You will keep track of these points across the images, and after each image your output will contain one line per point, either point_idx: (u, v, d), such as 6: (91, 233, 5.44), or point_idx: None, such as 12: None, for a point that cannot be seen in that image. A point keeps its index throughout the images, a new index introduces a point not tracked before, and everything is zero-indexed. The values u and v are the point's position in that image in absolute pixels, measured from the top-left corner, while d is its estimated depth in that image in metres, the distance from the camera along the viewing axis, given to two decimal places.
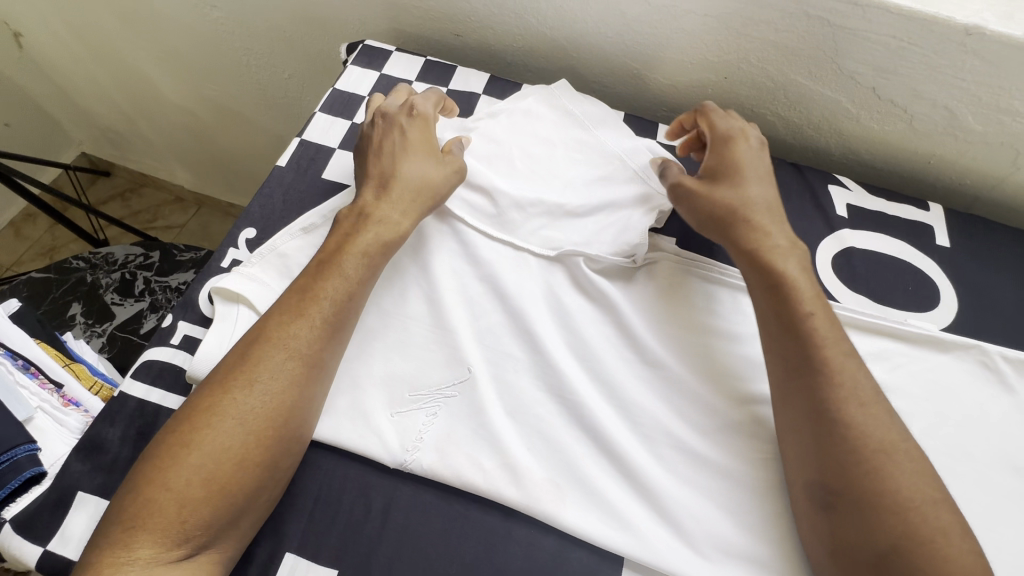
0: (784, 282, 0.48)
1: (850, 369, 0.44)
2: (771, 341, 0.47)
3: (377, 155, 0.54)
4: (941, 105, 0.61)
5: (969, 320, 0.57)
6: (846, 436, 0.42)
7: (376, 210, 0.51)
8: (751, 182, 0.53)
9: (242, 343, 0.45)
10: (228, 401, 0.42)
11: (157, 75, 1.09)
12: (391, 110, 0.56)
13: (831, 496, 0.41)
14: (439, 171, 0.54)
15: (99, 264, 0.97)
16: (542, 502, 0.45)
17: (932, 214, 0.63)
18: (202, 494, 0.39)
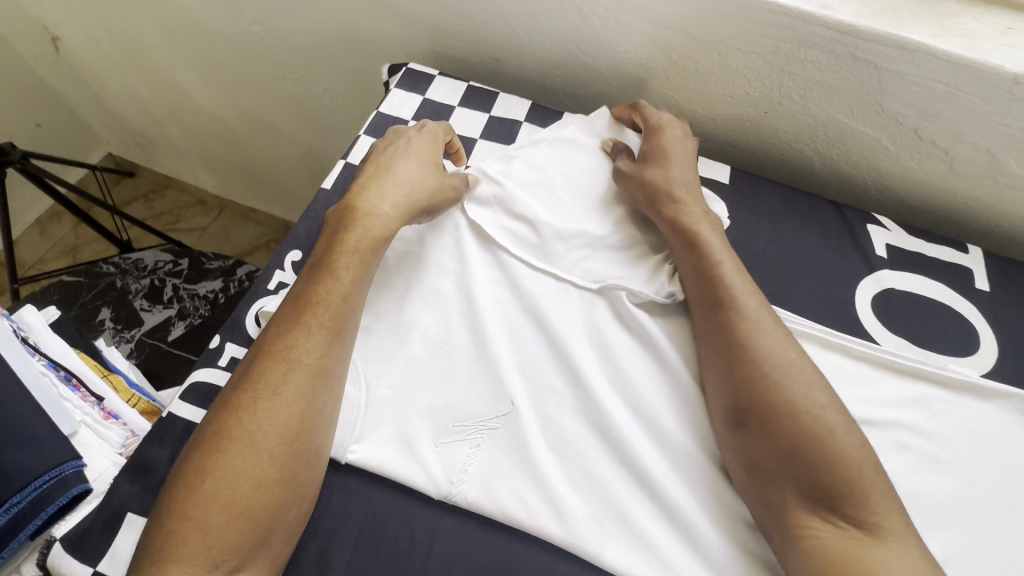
0: (714, 265, 0.53)
1: (760, 325, 0.49)
2: (716, 352, 0.50)
3: (377, 161, 0.57)
4: (983, 149, 0.62)
5: (1009, 367, 0.57)
6: (757, 380, 0.47)
7: (364, 206, 0.52)
8: (674, 166, 0.59)
9: (245, 362, 0.46)
10: (235, 421, 0.42)
11: (192, 83, 1.10)
12: (403, 128, 0.60)
13: (750, 439, 0.46)
14: (437, 178, 0.56)
15: (128, 269, 0.98)
16: (585, 539, 0.45)
17: (972, 257, 0.63)
18: (224, 518, 0.39)
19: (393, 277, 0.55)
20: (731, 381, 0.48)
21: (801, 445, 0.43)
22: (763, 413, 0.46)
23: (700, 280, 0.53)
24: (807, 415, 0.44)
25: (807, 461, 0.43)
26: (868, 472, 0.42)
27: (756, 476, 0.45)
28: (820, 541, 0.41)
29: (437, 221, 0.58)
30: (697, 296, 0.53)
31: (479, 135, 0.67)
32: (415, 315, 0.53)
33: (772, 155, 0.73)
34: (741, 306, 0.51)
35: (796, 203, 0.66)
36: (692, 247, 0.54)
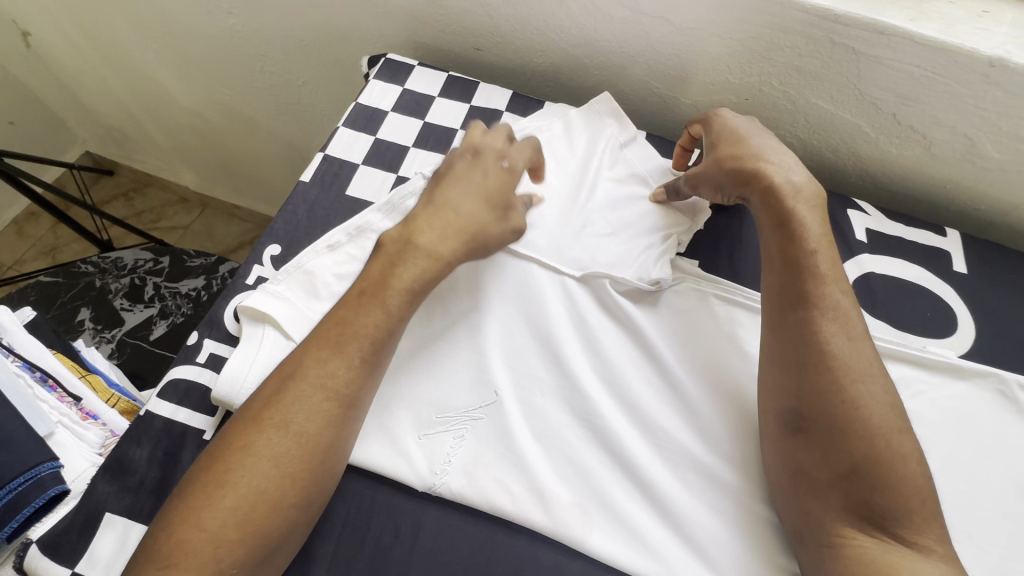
0: (807, 256, 0.49)
1: (845, 331, 0.46)
2: (787, 350, 0.47)
3: (454, 185, 0.52)
4: (960, 133, 0.62)
5: (985, 347, 0.57)
6: (836, 389, 0.43)
7: (421, 243, 0.49)
8: (764, 148, 0.55)
9: (278, 374, 0.44)
10: (262, 441, 0.41)
11: (169, 78, 1.08)
12: (483, 148, 0.54)
13: (806, 446, 0.44)
14: (496, 218, 0.52)
15: (108, 269, 0.97)
16: (571, 528, 0.45)
17: (949, 239, 0.64)
18: (237, 535, 0.38)
19: None
20: (797, 383, 0.45)
21: (857, 463, 0.41)
22: (828, 427, 0.43)
23: (784, 273, 0.49)
24: (880, 438, 0.42)
25: (867, 482, 0.41)
26: (917, 496, 0.41)
27: (798, 484, 0.44)
28: (866, 553, 0.39)
29: None
30: (782, 287, 0.49)
31: (460, 125, 0.66)
32: None
33: None
34: (824, 307, 0.47)
35: None
36: (784, 231, 0.50)
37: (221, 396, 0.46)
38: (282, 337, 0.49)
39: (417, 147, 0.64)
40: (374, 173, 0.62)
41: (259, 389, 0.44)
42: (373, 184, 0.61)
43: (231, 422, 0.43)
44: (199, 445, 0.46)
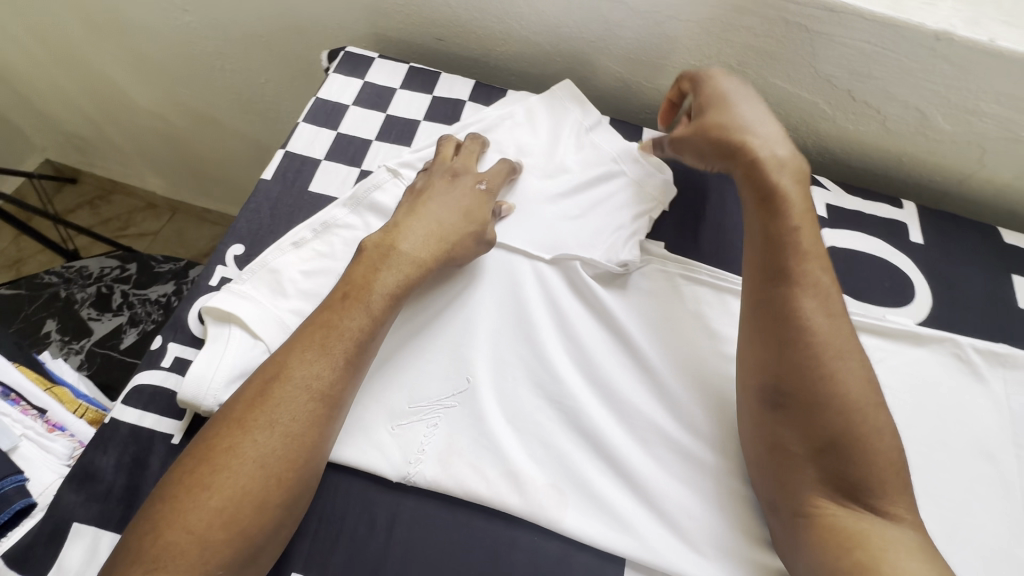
0: (788, 232, 0.49)
1: (825, 309, 0.46)
2: (767, 326, 0.47)
3: (432, 202, 0.55)
4: (913, 106, 0.64)
5: (942, 313, 0.59)
6: (815, 365, 0.44)
7: (400, 247, 0.51)
8: (750, 114, 0.54)
9: (262, 375, 0.44)
10: (248, 442, 0.41)
11: (127, 80, 1.05)
12: (461, 170, 0.57)
13: (785, 420, 0.44)
14: (466, 230, 0.53)
15: (73, 279, 0.94)
16: (546, 509, 0.46)
17: (906, 211, 0.66)
18: (223, 537, 0.38)
19: (341, 265, 0.54)
20: (780, 356, 0.46)
21: (832, 436, 0.43)
22: (806, 402, 0.44)
23: (763, 249, 0.50)
24: (857, 414, 0.43)
25: (840, 455, 0.42)
26: (886, 465, 0.42)
27: (774, 457, 0.45)
28: (836, 522, 0.41)
29: (384, 206, 0.57)
30: (764, 263, 0.49)
31: (423, 116, 0.66)
32: None
33: None
34: (805, 285, 0.47)
35: None
36: (766, 208, 0.51)
37: (187, 398, 0.45)
38: (249, 337, 0.48)
39: (380, 140, 0.64)
40: (337, 168, 0.61)
41: (241, 388, 0.44)
42: (337, 179, 0.61)
43: (211, 423, 0.43)
44: (167, 449, 0.46)
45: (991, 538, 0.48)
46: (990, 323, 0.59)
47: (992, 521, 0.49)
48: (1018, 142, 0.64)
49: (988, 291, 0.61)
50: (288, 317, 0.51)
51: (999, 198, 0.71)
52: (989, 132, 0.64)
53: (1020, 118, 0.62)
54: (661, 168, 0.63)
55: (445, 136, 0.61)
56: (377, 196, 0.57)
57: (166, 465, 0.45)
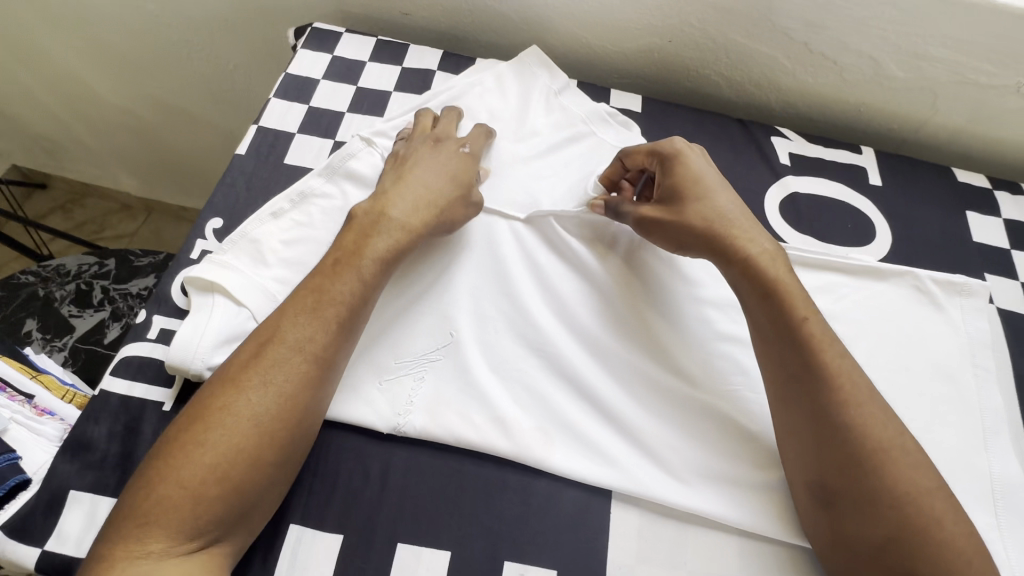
0: (801, 320, 0.47)
1: (858, 401, 0.44)
2: (798, 428, 0.46)
3: (418, 168, 0.55)
4: (866, 55, 0.67)
5: (901, 249, 0.62)
6: (858, 465, 0.42)
7: (391, 214, 0.51)
8: (721, 196, 0.53)
9: (255, 338, 0.44)
10: (241, 402, 0.41)
11: (93, 74, 1.04)
12: (443, 138, 0.58)
13: (839, 517, 0.43)
14: (453, 195, 0.54)
15: (51, 277, 0.93)
16: (532, 449, 0.47)
17: (865, 156, 0.69)
18: (216, 492, 0.39)
19: (320, 232, 0.55)
20: (801, 401, 0.46)
21: (863, 459, 0.43)
22: (858, 497, 0.42)
23: (766, 303, 0.49)
24: (911, 505, 0.41)
25: (906, 553, 0.40)
26: (937, 502, 0.41)
27: (840, 554, 0.43)
28: None
29: (361, 174, 0.58)
30: (783, 364, 0.47)
31: (393, 87, 0.66)
32: None
33: (683, 84, 0.77)
34: (836, 379, 0.45)
35: (705, 124, 0.70)
36: (769, 298, 0.49)
37: (176, 363, 0.46)
38: (233, 304, 0.49)
39: (352, 112, 0.64)
40: (311, 141, 0.62)
41: (234, 351, 0.45)
42: (311, 152, 0.61)
43: (207, 384, 0.44)
44: (159, 416, 0.47)
45: (953, 450, 0.51)
46: (946, 256, 0.63)
47: (954, 436, 0.52)
48: (966, 84, 0.67)
49: (943, 227, 0.64)
50: (272, 284, 0.51)
51: (954, 142, 0.74)
52: (938, 76, 0.67)
53: (966, 61, 0.65)
54: (628, 127, 0.65)
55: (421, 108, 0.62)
56: (353, 165, 0.58)
57: (159, 431, 0.46)
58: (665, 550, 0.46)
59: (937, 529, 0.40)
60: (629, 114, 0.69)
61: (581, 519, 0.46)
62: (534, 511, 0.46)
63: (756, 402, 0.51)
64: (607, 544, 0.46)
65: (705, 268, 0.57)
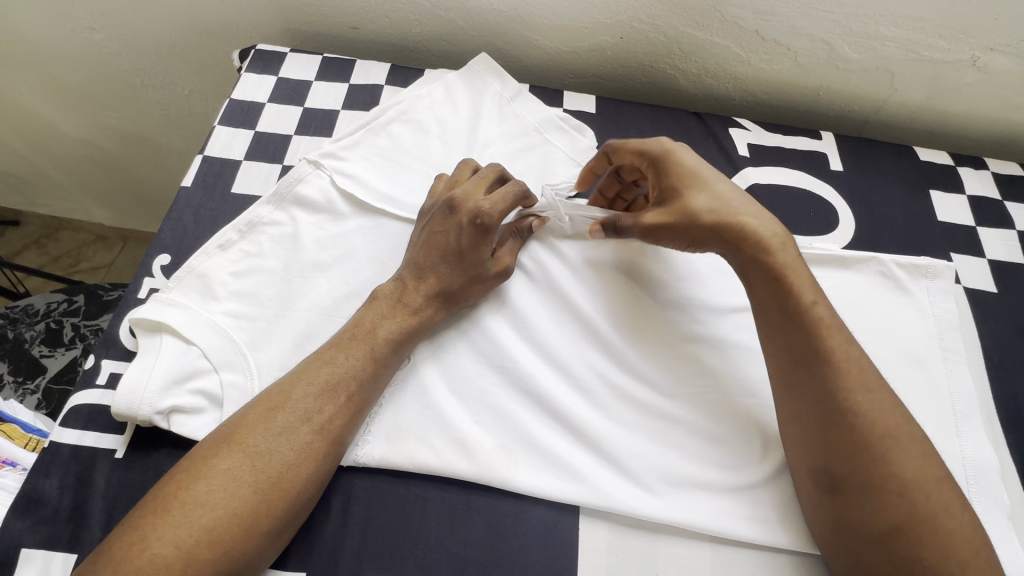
0: (806, 310, 0.46)
1: (864, 387, 0.44)
2: (801, 414, 0.45)
3: (427, 245, 0.51)
4: (819, 39, 0.66)
5: (866, 234, 0.62)
6: (867, 449, 0.42)
7: (408, 295, 0.50)
8: (717, 183, 0.52)
9: (261, 403, 0.44)
10: (245, 460, 0.40)
11: (49, 109, 1.02)
12: (456, 211, 0.51)
13: (843, 504, 0.42)
14: (475, 285, 0.51)
15: (18, 318, 0.92)
16: (496, 469, 0.46)
17: (824, 142, 0.68)
18: (208, 556, 0.37)
19: (270, 261, 0.54)
20: (809, 387, 0.45)
21: (873, 446, 0.42)
22: (861, 485, 0.42)
23: (769, 292, 0.48)
24: (919, 492, 0.41)
25: (911, 540, 0.40)
26: (944, 490, 0.41)
27: (842, 540, 0.43)
28: None
29: (309, 199, 0.57)
30: (788, 344, 0.47)
31: (341, 106, 0.65)
32: (301, 296, 0.53)
33: (640, 80, 0.75)
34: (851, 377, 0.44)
35: (661, 120, 0.69)
36: (773, 284, 0.48)
37: (123, 410, 0.45)
38: (182, 344, 0.48)
39: (300, 134, 0.63)
40: (259, 167, 0.61)
41: (234, 416, 0.44)
42: (258, 178, 0.60)
43: (202, 441, 0.43)
44: (111, 464, 0.46)
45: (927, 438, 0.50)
46: (910, 237, 0.62)
47: (926, 423, 0.51)
48: (922, 62, 0.66)
49: (906, 208, 0.64)
50: (221, 319, 0.50)
51: (915, 120, 0.73)
52: (894, 56, 0.66)
53: (920, 38, 0.64)
54: (584, 132, 0.64)
55: (465, 159, 0.58)
56: (301, 190, 0.57)
57: (111, 480, 0.45)
58: (638, 564, 0.45)
59: (944, 515, 0.40)
60: (582, 116, 0.68)
61: (549, 538, 0.46)
62: (500, 533, 0.45)
63: (723, 404, 0.50)
64: (577, 562, 0.45)
65: (670, 269, 0.56)
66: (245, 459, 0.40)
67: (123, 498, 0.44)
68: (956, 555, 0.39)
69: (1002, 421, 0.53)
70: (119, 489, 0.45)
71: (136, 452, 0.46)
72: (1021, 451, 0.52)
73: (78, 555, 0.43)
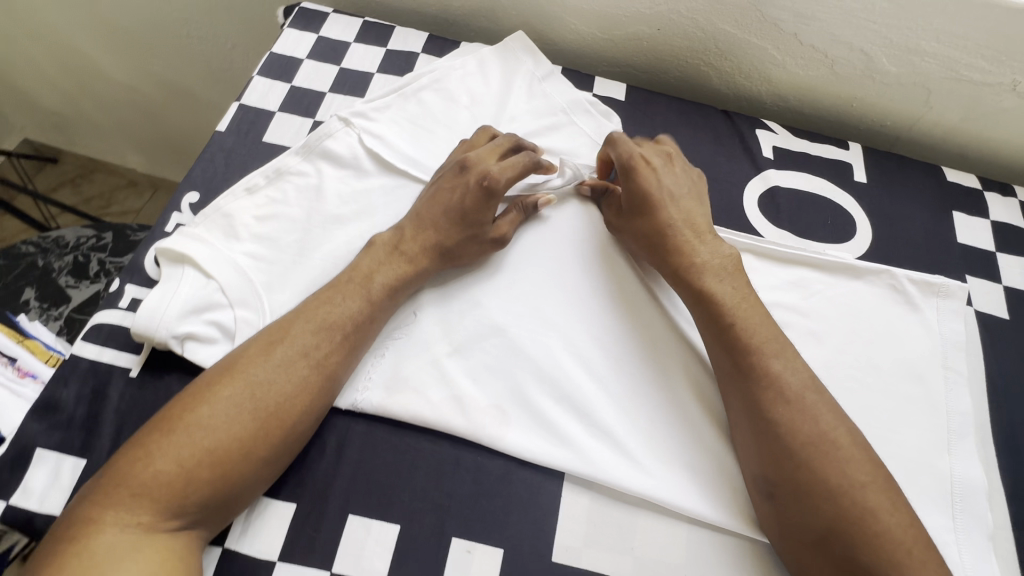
0: (733, 323, 0.48)
1: (782, 398, 0.45)
2: (738, 420, 0.47)
3: (433, 200, 0.54)
4: (857, 49, 0.65)
5: (882, 247, 0.61)
6: (793, 455, 0.43)
7: (405, 246, 0.52)
8: (669, 203, 0.54)
9: (262, 334, 0.46)
10: (244, 390, 0.42)
11: (97, 51, 1.05)
12: (469, 170, 0.54)
13: (783, 511, 0.43)
14: (474, 244, 0.53)
15: (50, 248, 0.96)
16: (486, 426, 0.48)
17: (851, 152, 0.68)
18: (206, 476, 0.40)
19: (293, 208, 0.56)
20: (738, 399, 0.47)
21: (796, 453, 0.43)
22: (795, 491, 0.43)
23: (699, 307, 0.50)
24: (847, 497, 0.41)
25: (841, 544, 0.41)
26: (874, 495, 0.42)
27: (791, 546, 0.43)
28: None
29: (336, 154, 0.58)
30: (720, 356, 0.49)
31: (376, 69, 0.67)
32: (319, 245, 0.55)
33: (673, 74, 0.76)
34: (782, 383, 0.46)
35: (689, 114, 0.69)
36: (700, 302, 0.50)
37: (141, 330, 0.47)
38: (202, 276, 0.50)
39: (334, 92, 0.65)
40: (291, 120, 0.63)
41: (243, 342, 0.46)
42: (290, 130, 0.62)
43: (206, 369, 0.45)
44: (125, 382, 0.48)
45: (917, 451, 0.51)
46: (926, 255, 0.62)
47: (918, 437, 0.51)
48: (961, 81, 0.65)
49: (926, 226, 0.63)
50: (241, 259, 0.52)
51: (947, 141, 0.72)
52: (932, 73, 0.65)
53: (960, 57, 0.63)
54: (609, 117, 0.65)
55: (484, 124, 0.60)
56: (329, 144, 0.59)
57: (124, 396, 0.47)
58: (615, 536, 0.46)
59: (873, 519, 0.41)
60: (611, 102, 0.69)
61: (532, 500, 0.47)
62: (485, 490, 0.47)
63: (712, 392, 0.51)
64: (555, 527, 0.46)
65: None
66: (241, 388, 0.42)
67: (134, 414, 0.47)
68: (891, 560, 0.39)
69: (996, 445, 0.53)
70: (131, 405, 0.47)
71: (149, 373, 0.48)
72: (1010, 476, 0.52)
73: (87, 462, 0.45)
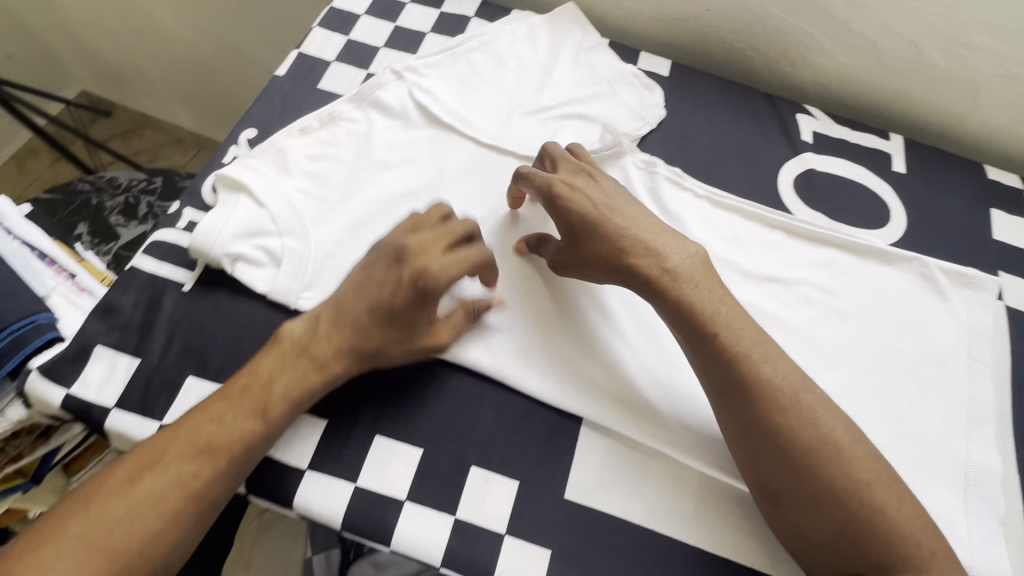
0: (722, 330, 0.45)
1: (777, 409, 0.43)
2: (730, 428, 0.45)
3: (359, 294, 0.47)
4: (907, 40, 0.65)
5: (915, 237, 0.62)
6: (798, 463, 0.42)
7: (318, 345, 0.46)
8: (611, 218, 0.50)
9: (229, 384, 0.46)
10: (198, 437, 0.43)
11: (160, 6, 1.10)
12: (400, 275, 0.46)
13: (789, 511, 0.43)
14: (407, 348, 0.48)
15: (104, 187, 1.01)
16: (509, 369, 0.50)
17: (892, 143, 0.68)
18: (141, 524, 0.39)
19: (343, 151, 0.59)
20: (730, 411, 0.45)
21: (799, 461, 0.42)
22: (800, 494, 0.42)
23: (680, 319, 0.47)
24: (854, 498, 0.41)
25: (850, 544, 0.41)
26: (881, 492, 0.41)
27: (797, 542, 0.43)
28: None
29: (387, 103, 0.61)
30: (706, 365, 0.46)
31: (429, 29, 0.69)
32: (365, 186, 0.57)
33: (718, 56, 0.76)
34: (781, 389, 0.44)
35: (731, 94, 0.70)
36: (680, 312, 0.46)
37: (198, 246, 0.50)
38: (255, 203, 0.53)
39: (388, 48, 0.68)
40: (346, 70, 0.65)
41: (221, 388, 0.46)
42: (345, 79, 0.65)
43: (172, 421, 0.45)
44: (179, 295, 0.52)
45: (934, 433, 0.51)
46: (960, 249, 0.62)
47: (936, 420, 0.52)
48: (1010, 79, 0.65)
49: (963, 220, 0.63)
50: (292, 191, 0.55)
51: (991, 142, 0.72)
52: (982, 69, 0.65)
53: (1013, 54, 0.63)
54: (652, 90, 0.67)
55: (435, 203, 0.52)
56: (381, 94, 0.61)
57: (177, 306, 0.51)
58: (625, 483, 0.48)
59: (882, 520, 0.40)
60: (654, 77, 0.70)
61: (549, 441, 0.49)
62: (504, 428, 0.49)
63: None
64: (569, 469, 0.48)
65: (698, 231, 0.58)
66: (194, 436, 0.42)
67: (184, 323, 0.50)
68: (901, 555, 0.40)
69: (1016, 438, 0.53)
70: (182, 315, 0.51)
71: (201, 288, 0.52)
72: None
73: (140, 362, 0.49)
